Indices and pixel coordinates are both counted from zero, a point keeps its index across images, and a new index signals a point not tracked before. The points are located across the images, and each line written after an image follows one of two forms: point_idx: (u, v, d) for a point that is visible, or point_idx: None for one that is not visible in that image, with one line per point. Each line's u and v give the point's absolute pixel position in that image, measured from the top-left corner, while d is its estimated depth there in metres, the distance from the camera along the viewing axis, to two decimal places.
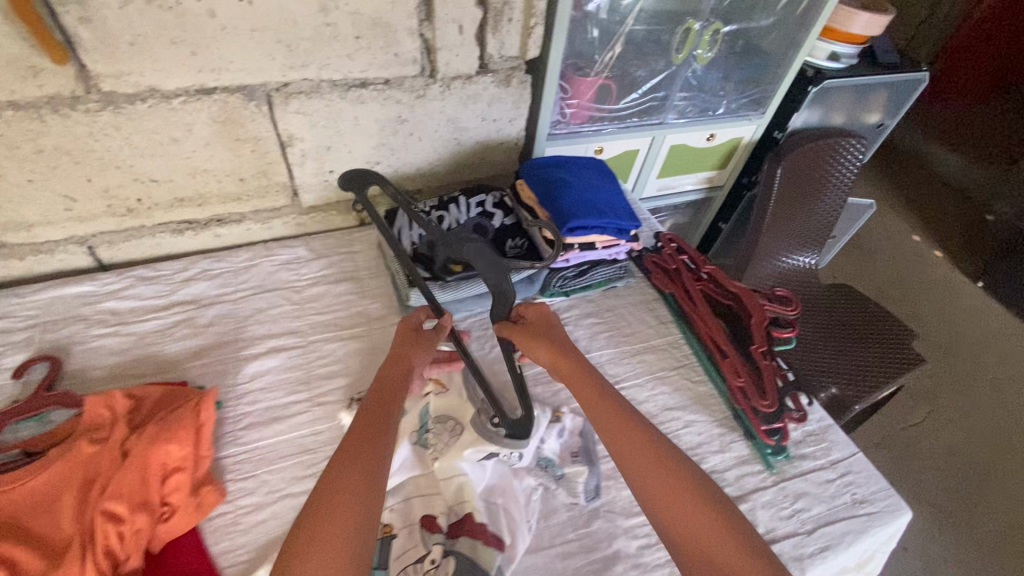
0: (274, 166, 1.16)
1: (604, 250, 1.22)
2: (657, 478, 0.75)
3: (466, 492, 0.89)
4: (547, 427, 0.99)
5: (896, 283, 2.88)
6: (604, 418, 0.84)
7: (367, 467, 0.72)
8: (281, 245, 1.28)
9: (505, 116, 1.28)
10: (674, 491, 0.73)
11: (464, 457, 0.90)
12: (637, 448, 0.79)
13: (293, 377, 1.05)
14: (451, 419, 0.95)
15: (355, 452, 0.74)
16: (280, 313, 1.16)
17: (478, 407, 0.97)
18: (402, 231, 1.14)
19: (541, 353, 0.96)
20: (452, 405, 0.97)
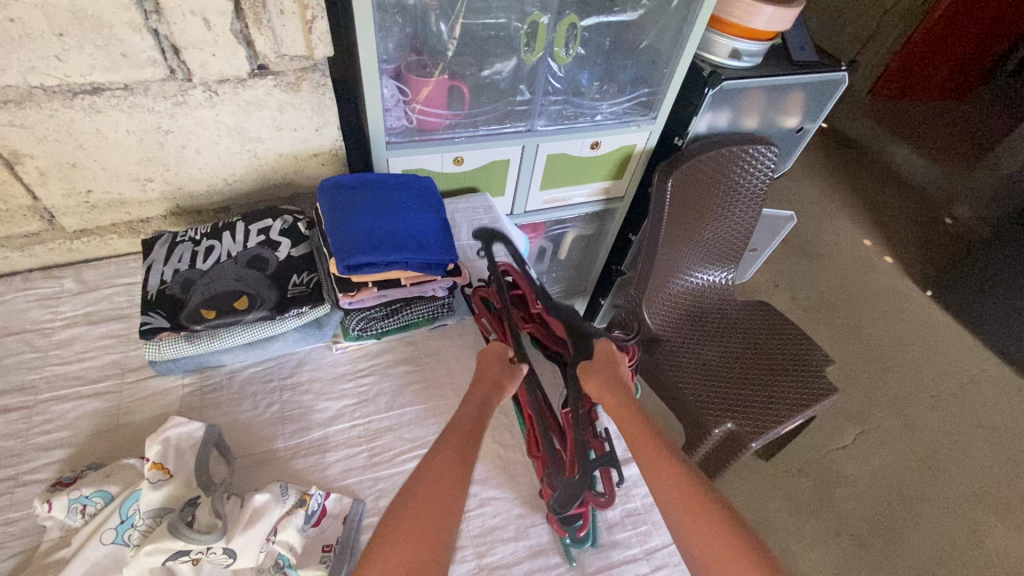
0: (5, 186, 0.97)
1: (412, 289, 1.04)
2: (692, 512, 0.72)
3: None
4: (285, 515, 0.80)
5: (840, 293, 2.63)
6: (646, 452, 0.81)
7: (448, 487, 0.73)
8: (45, 276, 1.09)
9: (307, 125, 1.09)
10: (701, 524, 0.71)
11: (147, 560, 0.72)
12: (669, 481, 0.76)
13: (3, 448, 0.87)
14: (164, 516, 0.77)
15: (442, 465, 0.76)
16: (14, 363, 0.97)
17: (208, 494, 0.79)
18: (154, 267, 0.96)
19: (591, 388, 0.91)
20: (175, 498, 0.78)
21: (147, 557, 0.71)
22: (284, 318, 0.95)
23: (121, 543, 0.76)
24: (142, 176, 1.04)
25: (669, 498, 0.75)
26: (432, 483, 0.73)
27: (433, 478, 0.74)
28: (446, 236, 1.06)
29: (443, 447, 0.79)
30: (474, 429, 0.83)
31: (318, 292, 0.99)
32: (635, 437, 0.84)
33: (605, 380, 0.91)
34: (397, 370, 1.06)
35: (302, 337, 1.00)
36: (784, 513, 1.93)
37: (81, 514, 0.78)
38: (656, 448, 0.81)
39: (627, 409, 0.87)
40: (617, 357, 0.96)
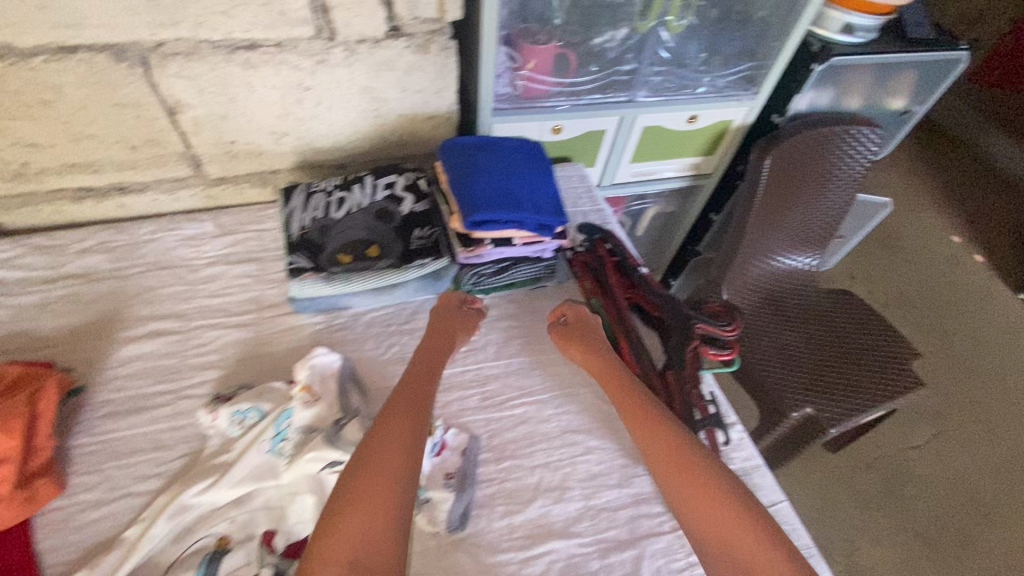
0: (165, 134, 1.07)
1: (524, 247, 1.09)
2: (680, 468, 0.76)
3: (307, 513, 0.82)
4: None
5: (924, 289, 2.51)
6: (625, 408, 0.86)
7: (397, 452, 0.74)
8: (188, 218, 1.20)
9: (428, 87, 1.14)
10: (691, 478, 0.75)
11: (305, 464, 0.81)
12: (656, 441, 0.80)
13: (165, 365, 0.99)
14: (314, 431, 0.86)
15: (391, 433, 0.76)
16: (170, 293, 1.09)
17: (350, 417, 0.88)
18: (294, 214, 1.04)
19: (574, 353, 0.99)
20: (321, 417, 0.87)
21: (308, 463, 0.82)
22: (409, 267, 1.03)
23: (275, 453, 0.85)
24: (279, 129, 1.13)
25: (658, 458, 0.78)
26: (383, 447, 0.74)
27: (382, 443, 0.75)
28: (558, 199, 1.09)
29: (392, 414, 0.80)
30: (421, 397, 0.84)
31: (439, 246, 1.05)
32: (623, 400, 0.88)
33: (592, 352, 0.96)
34: (502, 324, 1.12)
35: (421, 287, 1.07)
36: (851, 504, 1.91)
37: (240, 425, 0.89)
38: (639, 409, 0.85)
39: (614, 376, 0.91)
40: (590, 320, 1.04)
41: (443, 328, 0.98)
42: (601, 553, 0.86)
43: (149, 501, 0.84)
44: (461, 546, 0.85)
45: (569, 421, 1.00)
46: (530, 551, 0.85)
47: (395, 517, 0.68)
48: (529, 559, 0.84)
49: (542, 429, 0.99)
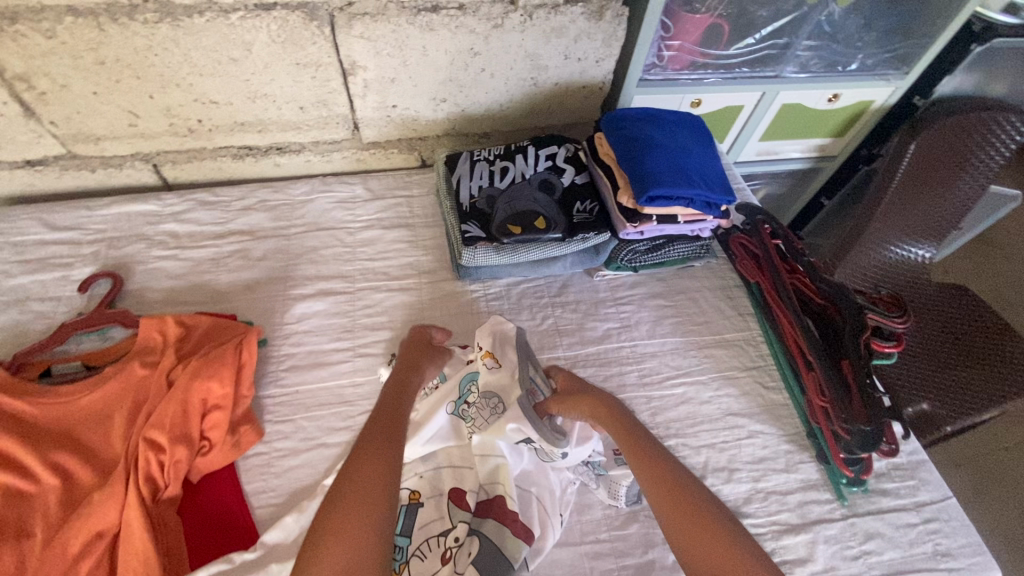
0: (335, 95, 1.08)
1: (685, 226, 1.06)
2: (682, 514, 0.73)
3: (500, 474, 0.82)
4: None
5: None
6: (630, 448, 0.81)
7: (376, 485, 0.68)
8: (338, 181, 1.22)
9: (591, 55, 1.12)
10: (695, 526, 0.71)
11: (504, 436, 0.80)
12: (652, 482, 0.76)
13: (338, 324, 1.02)
14: (494, 396, 0.84)
15: (366, 460, 0.70)
16: (331, 254, 1.11)
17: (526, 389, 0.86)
18: (462, 181, 1.06)
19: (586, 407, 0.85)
20: (501, 383, 0.85)
21: (510, 434, 0.79)
22: (573, 241, 1.03)
23: (458, 415, 0.86)
24: (439, 95, 1.13)
25: (662, 504, 0.74)
26: (360, 476, 0.68)
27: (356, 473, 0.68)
28: (725, 177, 1.06)
29: (366, 440, 0.73)
30: (395, 418, 0.77)
31: (602, 220, 1.05)
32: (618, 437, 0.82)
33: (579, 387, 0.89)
34: (653, 302, 1.11)
35: (580, 259, 1.07)
36: (971, 485, 1.71)
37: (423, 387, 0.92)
38: (634, 445, 0.81)
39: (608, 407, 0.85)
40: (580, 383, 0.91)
41: (415, 351, 0.92)
42: (776, 535, 0.86)
43: (340, 454, 0.88)
44: (636, 518, 0.87)
45: (729, 403, 1.00)
46: None
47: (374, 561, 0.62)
48: None
49: (703, 409, 0.99)
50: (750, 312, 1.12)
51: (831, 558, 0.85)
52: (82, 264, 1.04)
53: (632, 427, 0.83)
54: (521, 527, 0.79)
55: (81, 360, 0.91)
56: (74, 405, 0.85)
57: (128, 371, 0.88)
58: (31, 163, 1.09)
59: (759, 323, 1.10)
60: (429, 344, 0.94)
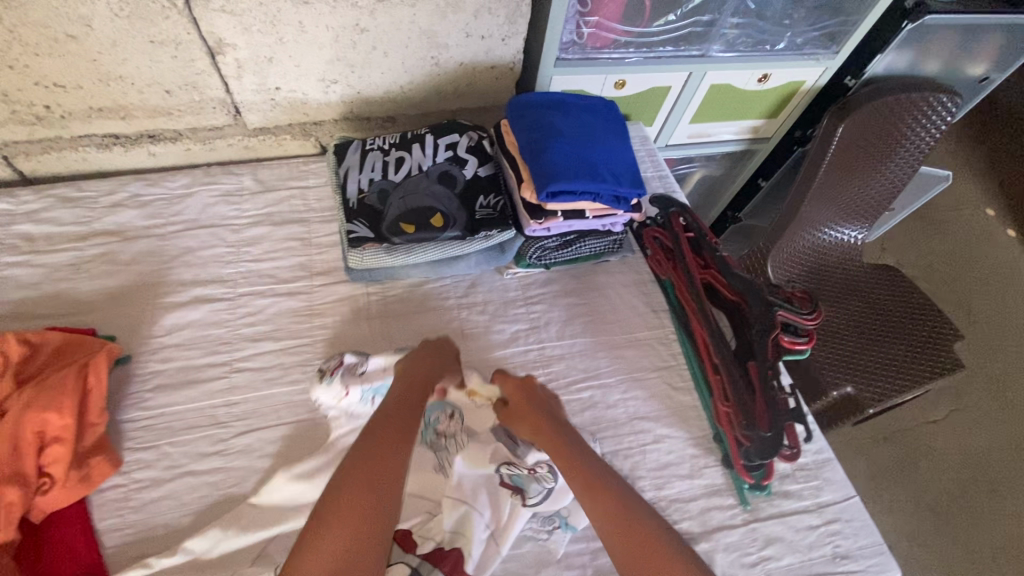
0: (204, 77, 0.96)
1: (595, 221, 0.99)
2: (621, 531, 0.73)
3: (466, 524, 0.76)
4: None
5: (958, 251, 2.24)
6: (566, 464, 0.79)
7: (379, 490, 0.69)
8: (225, 171, 1.11)
9: (496, 33, 1.03)
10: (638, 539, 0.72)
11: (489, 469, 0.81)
12: (607, 518, 0.74)
13: (215, 335, 0.93)
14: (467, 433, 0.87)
15: (376, 466, 0.71)
16: (212, 256, 1.01)
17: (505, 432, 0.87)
18: (350, 174, 0.96)
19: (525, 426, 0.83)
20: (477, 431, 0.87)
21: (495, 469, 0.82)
22: (474, 239, 0.95)
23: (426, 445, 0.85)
24: (328, 77, 1.02)
25: (607, 529, 0.74)
26: (358, 487, 0.68)
27: (363, 476, 0.69)
28: (636, 168, 0.99)
29: (370, 446, 0.73)
30: (410, 424, 0.78)
31: (505, 216, 0.97)
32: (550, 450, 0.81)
33: (535, 411, 0.84)
34: (564, 301, 1.05)
35: (484, 259, 1.00)
36: (886, 462, 1.74)
37: (331, 381, 0.85)
38: (585, 471, 0.78)
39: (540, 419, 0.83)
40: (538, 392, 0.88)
41: (433, 358, 0.87)
42: None
43: (208, 483, 0.81)
44: (532, 538, 0.82)
45: (636, 406, 0.96)
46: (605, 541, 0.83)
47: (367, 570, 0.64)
48: (601, 550, 0.83)
49: (609, 414, 0.94)
50: (665, 309, 1.07)
51: (729, 566, 0.83)
52: None
53: (588, 460, 0.79)
54: None
55: None
56: None
57: None
58: None
59: (672, 320, 1.05)
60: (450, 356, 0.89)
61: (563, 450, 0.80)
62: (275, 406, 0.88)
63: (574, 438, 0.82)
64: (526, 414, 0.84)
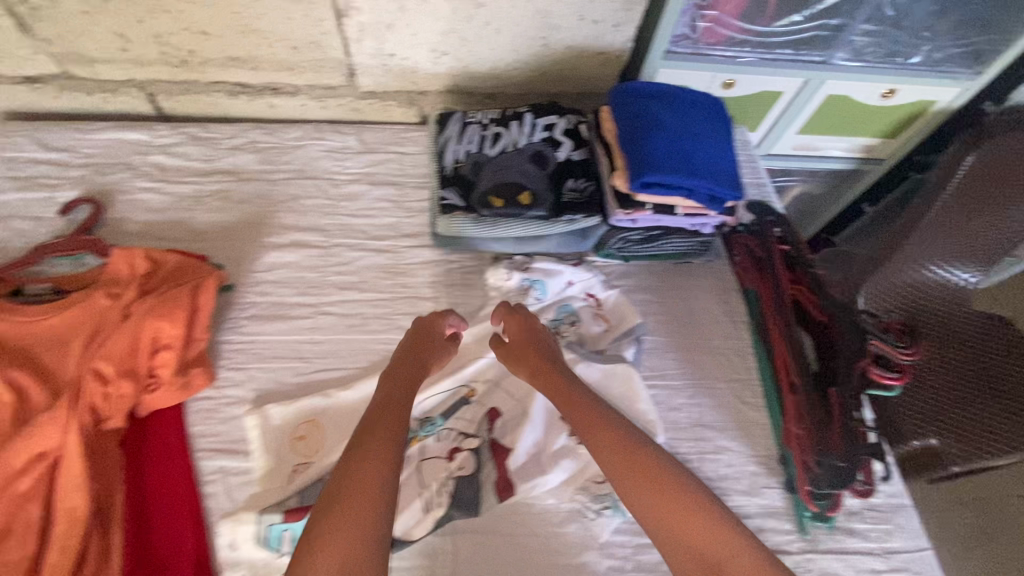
0: (328, 37, 1.02)
1: (684, 218, 0.97)
2: (648, 492, 0.68)
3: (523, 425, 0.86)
4: None
5: None
6: (576, 417, 0.75)
7: (373, 477, 0.64)
8: (332, 129, 1.18)
9: (610, 19, 1.02)
10: (667, 503, 0.68)
11: None
12: (627, 476, 0.70)
13: (306, 279, 1.00)
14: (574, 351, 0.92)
15: (369, 452, 0.66)
16: (313, 205, 1.09)
17: (614, 357, 0.93)
18: (448, 144, 0.99)
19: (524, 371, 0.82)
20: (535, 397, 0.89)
21: None
22: (557, 221, 0.96)
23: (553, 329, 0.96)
24: (440, 48, 1.05)
25: (630, 488, 0.69)
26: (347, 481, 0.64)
27: (353, 469, 0.64)
28: (736, 170, 0.95)
29: (360, 435, 0.69)
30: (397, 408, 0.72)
31: (592, 201, 0.97)
32: (551, 394, 0.79)
33: (538, 355, 0.82)
34: (640, 296, 1.04)
35: (565, 242, 1.00)
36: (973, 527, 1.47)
37: (500, 284, 0.99)
38: (592, 419, 0.74)
39: (542, 361, 0.81)
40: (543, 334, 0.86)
41: (421, 343, 0.82)
42: None
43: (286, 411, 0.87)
44: (577, 517, 0.82)
45: (700, 413, 0.93)
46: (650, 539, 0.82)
47: (379, 555, 0.60)
48: (645, 547, 0.82)
49: (670, 416, 0.92)
50: (744, 321, 1.03)
51: None
52: (67, 187, 1.04)
53: (601, 410, 0.75)
54: (505, 487, 0.81)
55: (53, 283, 0.93)
56: (38, 326, 0.87)
57: (91, 300, 0.88)
58: (29, 80, 1.09)
59: (751, 338, 1.01)
60: (441, 336, 0.85)
61: (563, 387, 0.78)
62: (352, 352, 0.94)
63: (574, 377, 0.80)
64: (527, 355, 0.83)
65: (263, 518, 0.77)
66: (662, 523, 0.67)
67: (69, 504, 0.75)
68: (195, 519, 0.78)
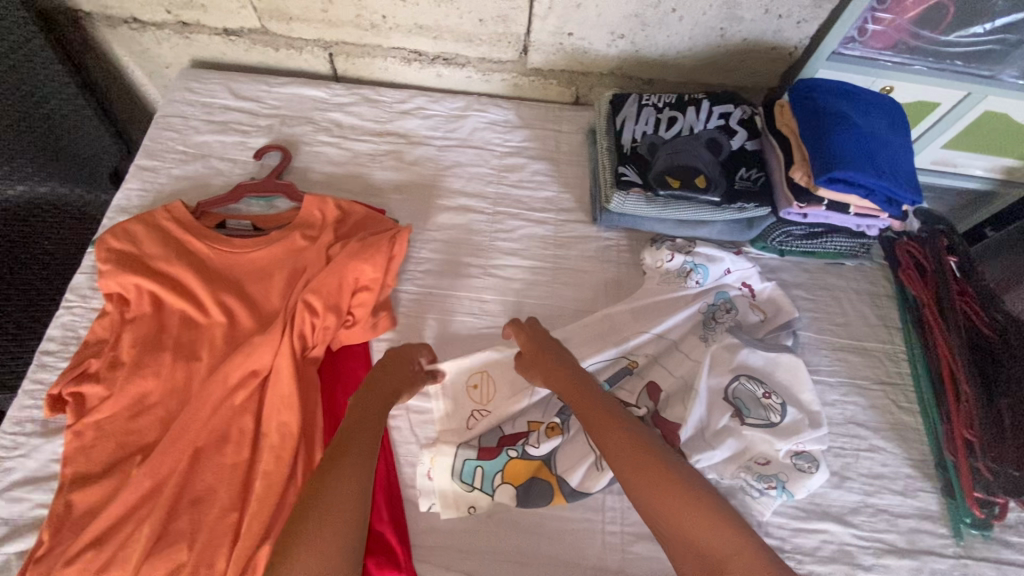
0: (516, 12, 1.08)
1: (854, 218, 0.98)
2: (657, 494, 0.68)
3: (687, 399, 0.88)
4: (815, 444, 0.86)
5: None
6: (586, 415, 0.77)
7: (346, 502, 0.66)
8: (492, 103, 1.23)
9: (794, 15, 1.05)
10: (674, 505, 0.67)
11: (735, 378, 0.90)
12: (635, 477, 0.70)
13: (474, 241, 1.06)
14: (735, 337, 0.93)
15: (346, 465, 0.69)
16: (477, 173, 1.14)
17: (773, 347, 0.93)
18: (626, 123, 1.03)
19: (537, 374, 0.84)
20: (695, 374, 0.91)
21: (739, 377, 0.90)
22: (728, 208, 0.98)
23: (709, 314, 0.97)
24: (618, 31, 1.09)
25: (637, 490, 0.69)
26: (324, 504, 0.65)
27: (332, 490, 0.67)
28: (915, 175, 0.95)
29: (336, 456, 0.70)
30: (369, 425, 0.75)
31: (764, 192, 0.99)
32: (564, 393, 0.80)
33: (551, 359, 0.84)
34: (792, 291, 1.05)
35: (728, 229, 1.03)
36: None
37: (659, 263, 1.01)
38: (602, 418, 0.75)
39: (555, 361, 0.83)
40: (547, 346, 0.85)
41: (395, 363, 0.84)
42: (877, 552, 0.83)
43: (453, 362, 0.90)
44: (739, 493, 0.85)
45: (853, 411, 0.94)
46: (807, 524, 0.84)
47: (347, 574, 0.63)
48: (802, 531, 0.84)
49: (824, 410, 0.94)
50: (897, 326, 1.03)
51: None
52: (258, 134, 1.13)
53: (611, 412, 0.76)
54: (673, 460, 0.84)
55: (252, 221, 1.01)
56: (243, 257, 0.94)
57: (291, 239, 0.95)
58: (227, 32, 1.17)
59: (903, 340, 1.02)
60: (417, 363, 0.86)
61: (575, 387, 0.80)
62: (518, 313, 0.99)
63: (586, 376, 0.81)
64: (540, 358, 0.84)
65: (457, 454, 0.82)
66: (667, 521, 0.67)
67: (281, 419, 0.82)
68: (384, 449, 0.84)
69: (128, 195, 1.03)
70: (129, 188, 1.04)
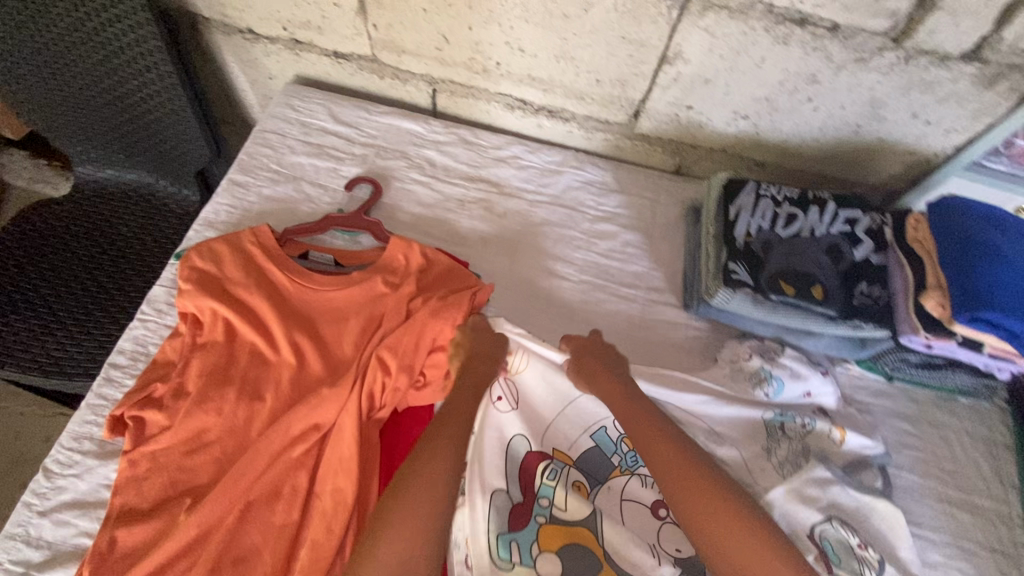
0: (638, 79, 1.02)
1: (986, 358, 0.87)
2: (720, 525, 0.64)
3: None
4: None
5: None
6: (642, 439, 0.72)
7: (433, 490, 0.65)
8: (590, 161, 1.17)
9: (943, 123, 0.96)
10: (740, 539, 0.64)
11: (820, 516, 0.76)
12: (698, 502, 0.66)
13: (556, 310, 1.00)
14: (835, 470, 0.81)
15: (428, 452, 0.69)
16: (567, 236, 1.08)
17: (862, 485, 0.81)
18: (741, 214, 0.96)
19: (588, 382, 0.79)
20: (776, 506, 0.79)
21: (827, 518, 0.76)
22: (844, 324, 0.89)
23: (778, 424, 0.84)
24: (743, 111, 1.03)
25: (697, 518, 0.65)
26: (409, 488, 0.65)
27: (421, 471, 0.67)
28: None
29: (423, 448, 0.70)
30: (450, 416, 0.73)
31: (886, 313, 0.89)
32: (617, 410, 0.75)
33: (606, 373, 0.79)
34: (897, 423, 0.94)
35: (838, 347, 0.93)
36: None
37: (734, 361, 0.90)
38: (659, 442, 0.71)
39: (610, 374, 0.79)
40: (605, 353, 0.82)
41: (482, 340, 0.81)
42: None
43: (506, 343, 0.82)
44: None
45: None
46: None
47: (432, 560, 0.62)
48: None
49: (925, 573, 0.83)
50: (1015, 485, 0.92)
51: None
52: (352, 163, 1.10)
53: (671, 437, 0.72)
54: None
55: (335, 256, 0.98)
56: (322, 297, 0.91)
57: (372, 284, 0.91)
58: (337, 55, 1.16)
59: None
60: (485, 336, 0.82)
61: (631, 407, 0.75)
62: None
63: (643, 396, 0.77)
64: (593, 368, 0.80)
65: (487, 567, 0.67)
66: (730, 555, 0.63)
67: (335, 484, 0.77)
68: None
69: (217, 210, 1.01)
70: (219, 201, 1.03)
